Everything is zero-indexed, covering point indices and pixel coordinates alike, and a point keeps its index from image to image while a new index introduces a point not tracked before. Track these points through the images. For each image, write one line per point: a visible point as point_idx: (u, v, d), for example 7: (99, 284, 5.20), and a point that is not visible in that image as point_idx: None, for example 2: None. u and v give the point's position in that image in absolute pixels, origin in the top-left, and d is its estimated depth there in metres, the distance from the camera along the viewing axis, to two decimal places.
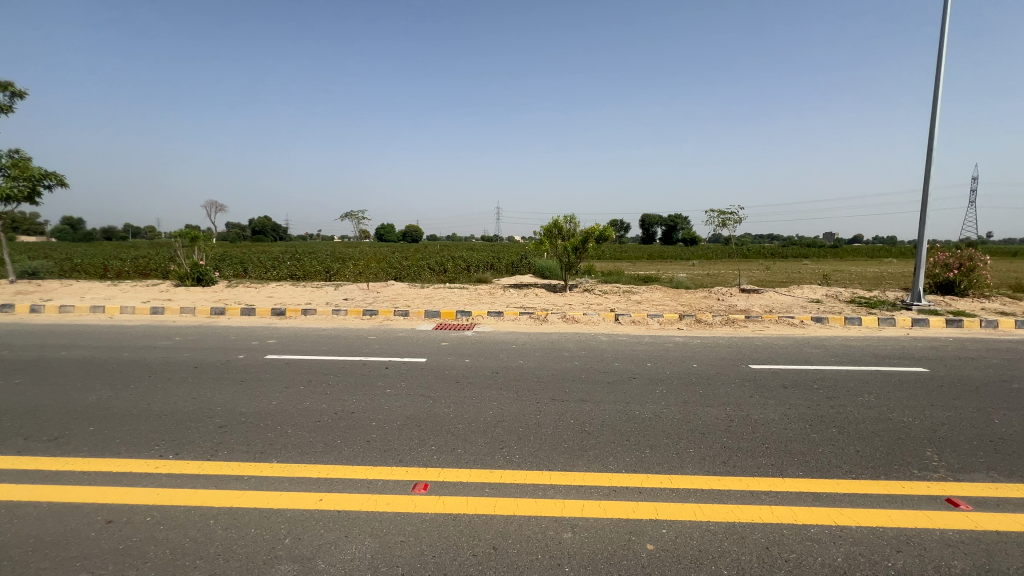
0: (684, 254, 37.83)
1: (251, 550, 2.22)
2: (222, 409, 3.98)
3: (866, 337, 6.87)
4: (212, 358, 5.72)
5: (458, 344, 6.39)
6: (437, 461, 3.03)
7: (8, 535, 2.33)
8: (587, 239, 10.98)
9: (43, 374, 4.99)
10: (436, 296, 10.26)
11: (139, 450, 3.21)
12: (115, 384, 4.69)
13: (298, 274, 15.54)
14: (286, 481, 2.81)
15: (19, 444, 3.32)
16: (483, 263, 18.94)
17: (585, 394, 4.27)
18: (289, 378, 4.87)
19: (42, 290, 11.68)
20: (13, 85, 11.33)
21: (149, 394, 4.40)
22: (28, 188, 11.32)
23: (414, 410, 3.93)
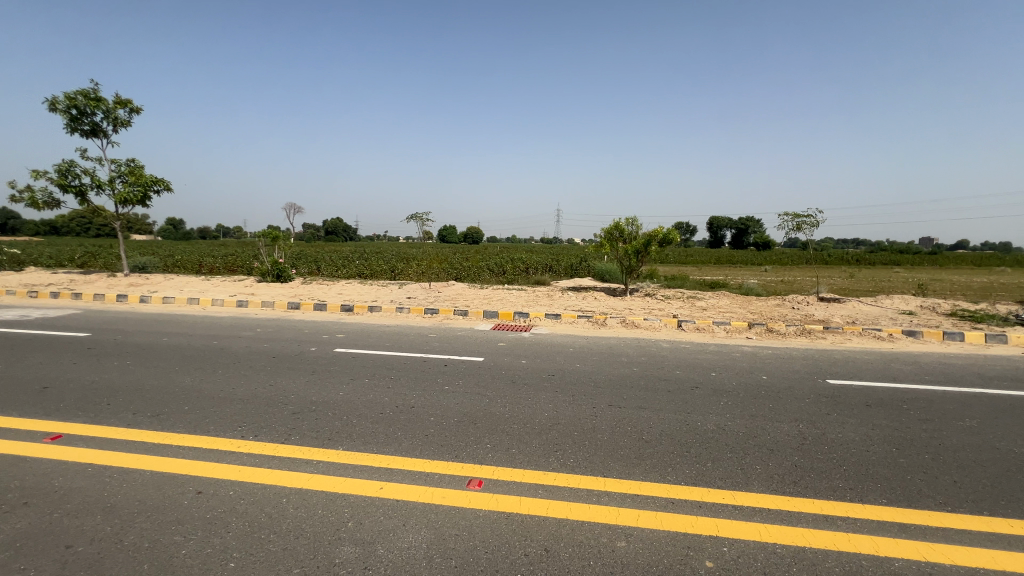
0: (756, 259, 35.62)
1: (318, 530, 2.37)
2: (296, 397, 4.29)
3: (969, 355, 6.13)
4: (288, 350, 6.18)
5: (515, 345, 6.46)
6: (492, 459, 3.08)
7: (119, 497, 2.65)
8: (649, 242, 10.68)
9: (149, 357, 5.63)
10: (494, 297, 10.42)
11: (225, 430, 3.54)
12: (207, 369, 5.19)
13: (366, 273, 16.37)
14: (351, 468, 2.98)
15: (129, 417, 3.78)
16: (542, 265, 18.97)
17: (643, 401, 4.15)
18: (355, 371, 5.15)
19: (150, 283, 13.17)
20: (131, 102, 12.89)
21: (233, 379, 4.83)
22: (141, 193, 12.80)
23: (471, 408, 4.02)
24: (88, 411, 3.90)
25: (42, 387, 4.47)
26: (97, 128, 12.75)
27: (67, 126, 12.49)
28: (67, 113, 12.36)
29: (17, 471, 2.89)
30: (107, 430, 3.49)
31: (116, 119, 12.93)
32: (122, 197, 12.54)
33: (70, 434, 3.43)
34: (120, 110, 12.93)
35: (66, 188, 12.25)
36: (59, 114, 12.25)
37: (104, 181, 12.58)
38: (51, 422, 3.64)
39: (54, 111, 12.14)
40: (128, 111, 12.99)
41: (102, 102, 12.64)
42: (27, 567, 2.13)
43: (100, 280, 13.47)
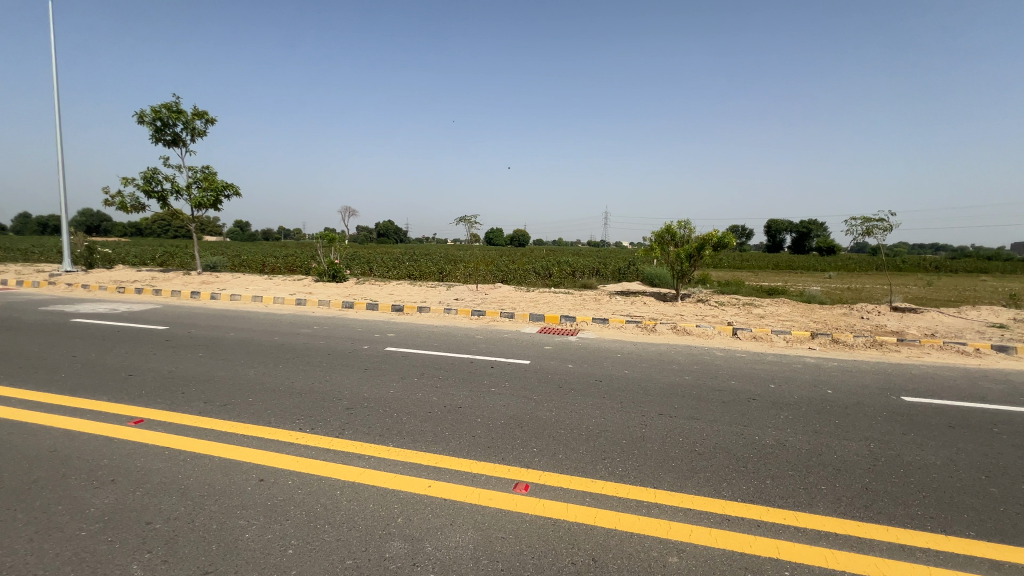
0: (819, 264, 33.51)
1: (370, 524, 2.44)
2: (350, 393, 4.46)
3: None
4: (342, 347, 6.45)
5: (561, 349, 6.41)
6: (539, 464, 3.06)
7: (191, 480, 2.85)
8: (702, 246, 10.30)
9: (218, 351, 6.04)
10: (541, 300, 10.39)
11: (285, 422, 3.73)
12: (269, 363, 5.50)
13: (415, 274, 16.81)
14: (401, 465, 3.05)
15: (201, 405, 4.07)
16: (589, 269, 18.74)
17: (695, 411, 4.00)
18: (405, 369, 5.28)
19: (220, 281, 14.14)
20: (207, 113, 13.93)
21: (292, 373, 5.09)
22: (213, 197, 13.78)
23: (517, 411, 4.02)
24: (166, 398, 4.24)
25: (127, 375, 4.89)
26: (177, 138, 13.88)
27: (152, 137, 13.68)
28: (152, 125, 13.54)
29: (106, 451, 3.18)
30: (182, 417, 3.78)
31: (194, 129, 14.02)
32: (197, 201, 13.61)
33: (150, 418, 3.73)
34: (197, 121, 14.01)
35: (150, 193, 13.42)
36: (146, 125, 13.44)
37: (182, 186, 13.66)
38: (135, 407, 3.98)
39: (141, 123, 13.34)
40: (204, 121, 14.04)
41: (182, 114, 13.75)
42: (113, 539, 2.32)
43: (178, 277, 14.64)
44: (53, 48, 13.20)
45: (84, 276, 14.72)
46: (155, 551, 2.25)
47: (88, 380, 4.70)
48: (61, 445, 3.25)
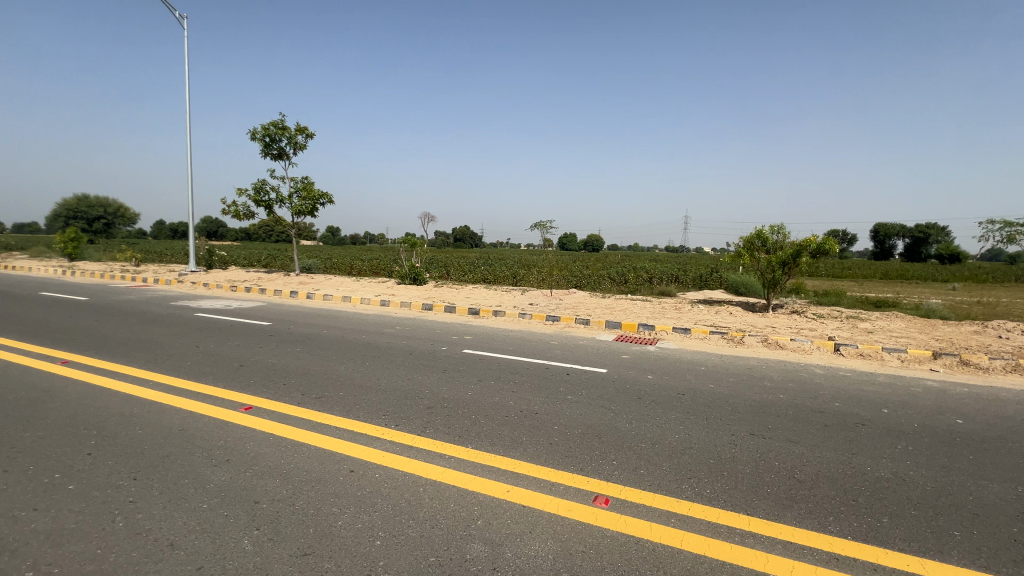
0: (939, 274, 29.44)
1: (451, 524, 2.50)
2: (431, 392, 4.62)
3: None
4: (423, 347, 6.72)
5: (639, 358, 6.20)
6: (619, 478, 2.96)
7: (291, 466, 3.10)
8: (798, 252, 9.47)
9: (314, 347, 6.56)
10: (617, 307, 10.13)
11: (372, 417, 3.94)
12: (357, 360, 5.87)
13: (490, 278, 17.14)
14: (479, 467, 3.10)
15: (299, 396, 4.43)
16: (668, 275, 17.98)
17: (793, 434, 3.66)
18: (481, 372, 5.38)
19: (315, 282, 15.39)
20: (306, 128, 15.29)
21: (378, 371, 5.38)
22: (311, 206, 15.07)
23: (595, 421, 3.92)
24: (270, 388, 4.66)
25: (238, 365, 5.46)
26: (282, 152, 15.35)
27: (261, 151, 15.25)
28: (262, 141, 15.10)
29: (222, 433, 3.55)
30: (284, 406, 4.14)
31: (296, 143, 15.43)
32: (297, 210, 14.91)
33: (257, 406, 4.12)
34: (299, 136, 15.41)
35: (259, 202, 14.95)
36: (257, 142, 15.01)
37: (285, 196, 15.07)
38: (245, 395, 4.42)
39: (253, 140, 14.93)
40: (304, 136, 15.41)
41: (287, 130, 15.19)
42: (227, 514, 2.58)
43: (279, 278, 16.15)
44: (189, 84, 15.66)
45: (205, 276, 16.73)
46: (262, 529, 2.46)
47: (208, 368, 5.30)
48: (187, 425, 3.69)
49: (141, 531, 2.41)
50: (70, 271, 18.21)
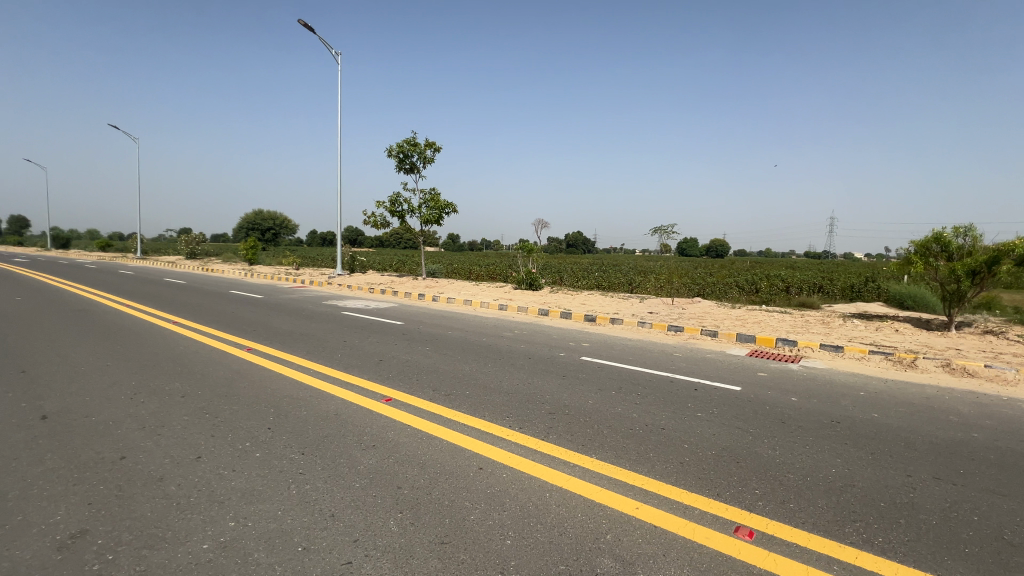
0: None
1: (580, 534, 2.47)
2: (552, 398, 4.65)
3: None
4: (541, 353, 6.81)
5: (779, 376, 5.57)
6: (763, 509, 2.67)
7: (427, 457, 3.34)
8: (996, 260, 7.72)
9: (441, 347, 7.04)
10: (749, 319, 9.23)
11: (497, 417, 4.09)
12: (480, 362, 6.15)
13: (605, 285, 16.81)
14: (605, 479, 3.03)
15: (431, 392, 4.77)
16: (811, 285, 15.93)
17: (997, 484, 2.96)
18: (601, 381, 5.28)
19: (439, 285, 16.54)
20: (434, 143, 16.58)
21: (500, 373, 5.57)
22: (437, 215, 16.25)
23: (730, 443, 3.60)
24: (406, 382, 5.10)
25: (378, 360, 6.07)
26: (414, 166, 16.81)
27: (396, 167, 16.87)
28: (397, 157, 16.71)
29: (369, 421, 3.97)
30: (418, 400, 4.50)
31: (425, 158, 16.78)
32: (425, 219, 16.26)
33: (396, 398, 4.53)
34: (428, 151, 16.74)
35: (393, 213, 16.56)
36: (393, 158, 16.66)
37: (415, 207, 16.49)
38: (386, 387, 4.90)
39: (390, 157, 16.59)
40: (432, 150, 16.69)
41: (418, 146, 16.61)
42: (376, 494, 2.85)
43: (408, 282, 17.68)
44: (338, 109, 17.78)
45: (348, 279, 18.98)
46: (405, 512, 2.67)
47: (354, 361, 5.98)
48: (341, 411, 4.19)
49: (309, 500, 2.77)
50: (249, 273, 21.96)
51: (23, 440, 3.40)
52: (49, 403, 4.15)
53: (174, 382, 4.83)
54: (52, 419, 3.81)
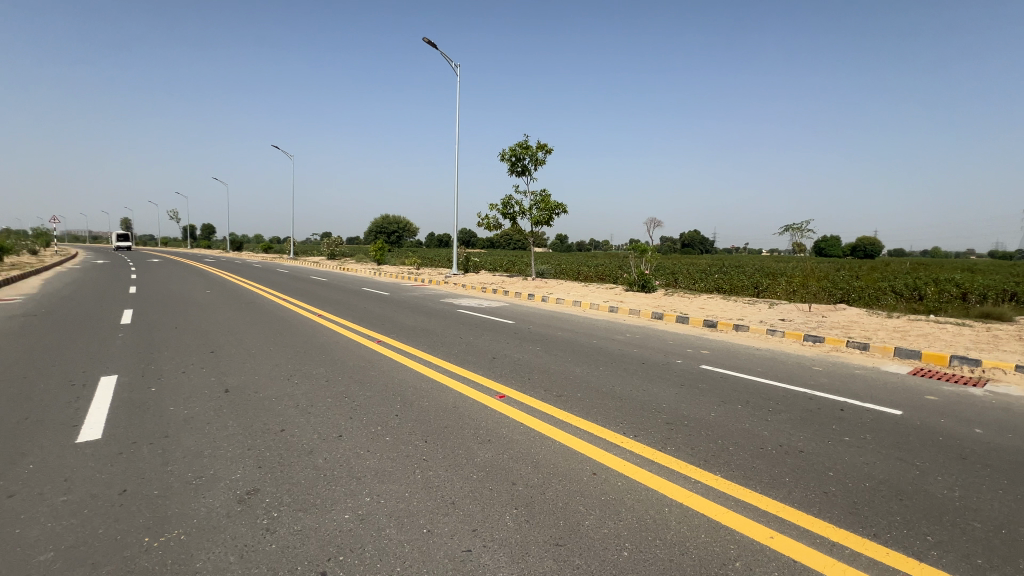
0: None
1: (704, 556, 2.30)
2: (669, 407, 4.40)
3: None
4: (656, 358, 6.50)
5: (955, 401, 4.63)
6: (939, 560, 2.23)
7: (540, 456, 3.37)
8: None
9: (551, 347, 7.07)
10: (912, 331, 7.82)
11: (610, 423, 3.98)
12: (591, 364, 6.05)
13: (727, 288, 15.52)
14: (732, 501, 2.78)
15: (543, 392, 4.82)
16: (998, 291, 13.05)
17: None
18: (725, 393, 4.86)
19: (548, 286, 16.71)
20: (545, 145, 16.85)
21: (612, 378, 5.42)
22: (547, 216, 16.42)
23: (890, 476, 3.07)
24: (518, 380, 5.22)
25: (492, 357, 6.30)
26: (525, 169, 17.20)
27: (509, 170, 17.41)
28: (510, 160, 17.23)
29: (485, 416, 4.13)
30: (530, 399, 4.57)
31: (537, 159, 17.08)
32: (536, 219, 16.53)
33: (509, 396, 4.67)
34: (539, 153, 17.01)
35: (506, 215, 17.12)
36: (506, 162, 17.23)
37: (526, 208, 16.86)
38: (499, 384, 5.07)
39: (503, 160, 17.18)
40: (544, 152, 16.91)
41: (530, 149, 16.96)
42: (493, 488, 2.95)
43: (519, 282, 18.14)
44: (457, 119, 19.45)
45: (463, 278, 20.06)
46: (520, 509, 2.73)
47: (470, 357, 6.28)
48: (459, 404, 4.42)
49: (432, 486, 2.96)
50: (379, 272, 24.33)
51: (213, 408, 4.14)
52: (230, 379, 5.00)
53: (320, 368, 5.52)
54: (232, 393, 4.59)
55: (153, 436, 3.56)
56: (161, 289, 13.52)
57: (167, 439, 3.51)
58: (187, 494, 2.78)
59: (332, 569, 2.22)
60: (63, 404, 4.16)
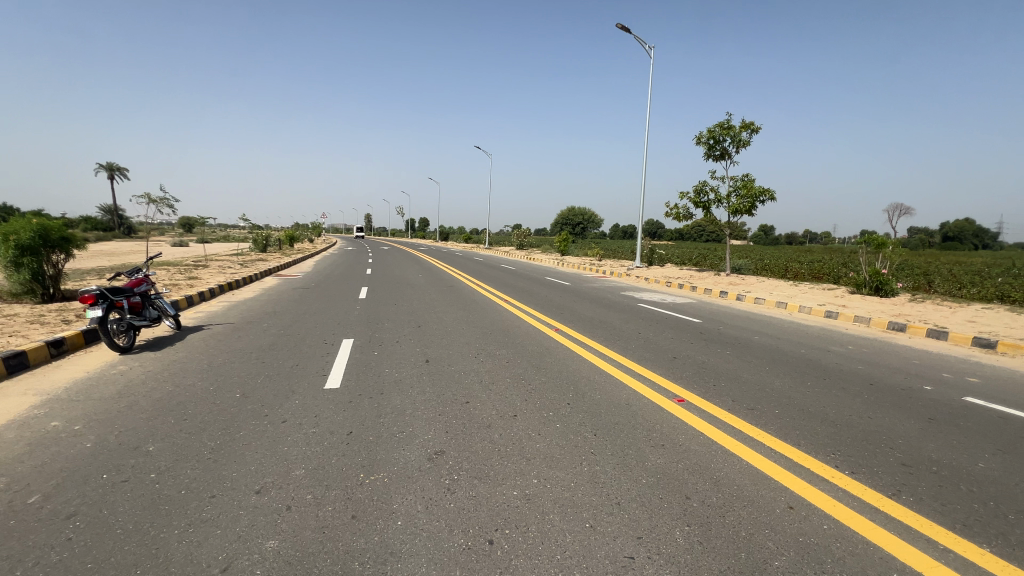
0: None
1: None
2: (907, 445, 3.43)
3: None
4: (890, 380, 5.15)
5: None
6: None
7: (722, 474, 2.99)
8: None
9: (744, 352, 6.23)
10: None
11: (817, 451, 3.30)
12: (796, 377, 5.13)
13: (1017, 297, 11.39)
14: None
15: (730, 402, 4.28)
16: None
17: None
18: (1005, 439, 3.56)
19: (745, 283, 14.81)
20: (751, 123, 14.90)
21: (823, 397, 4.50)
22: (749, 204, 14.50)
23: None
24: (701, 386, 4.74)
25: (672, 357, 5.87)
26: (725, 152, 15.47)
27: (705, 154, 15.90)
28: (706, 143, 15.70)
29: (659, 418, 3.87)
30: (714, 408, 4.10)
31: (740, 140, 15.19)
32: (735, 208, 14.76)
33: (689, 401, 4.27)
34: (743, 133, 15.07)
35: (698, 204, 15.73)
36: (701, 145, 15.77)
37: (723, 195, 15.19)
38: (679, 386, 4.70)
39: (698, 144, 15.76)
40: (749, 131, 14.92)
41: (732, 129, 15.17)
42: (663, 497, 2.73)
43: (709, 277, 16.54)
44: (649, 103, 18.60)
45: (646, 271, 19.30)
46: (693, 527, 2.46)
47: (648, 354, 5.97)
48: (632, 402, 4.24)
49: (598, 481, 2.89)
50: (562, 263, 25.10)
51: (417, 375, 4.83)
52: (431, 352, 5.77)
53: (502, 350, 5.96)
54: (431, 363, 5.28)
55: (373, 392, 4.33)
56: (389, 272, 16.41)
57: (382, 396, 4.22)
58: (391, 445, 3.29)
59: (498, 540, 2.35)
60: (318, 358, 5.37)
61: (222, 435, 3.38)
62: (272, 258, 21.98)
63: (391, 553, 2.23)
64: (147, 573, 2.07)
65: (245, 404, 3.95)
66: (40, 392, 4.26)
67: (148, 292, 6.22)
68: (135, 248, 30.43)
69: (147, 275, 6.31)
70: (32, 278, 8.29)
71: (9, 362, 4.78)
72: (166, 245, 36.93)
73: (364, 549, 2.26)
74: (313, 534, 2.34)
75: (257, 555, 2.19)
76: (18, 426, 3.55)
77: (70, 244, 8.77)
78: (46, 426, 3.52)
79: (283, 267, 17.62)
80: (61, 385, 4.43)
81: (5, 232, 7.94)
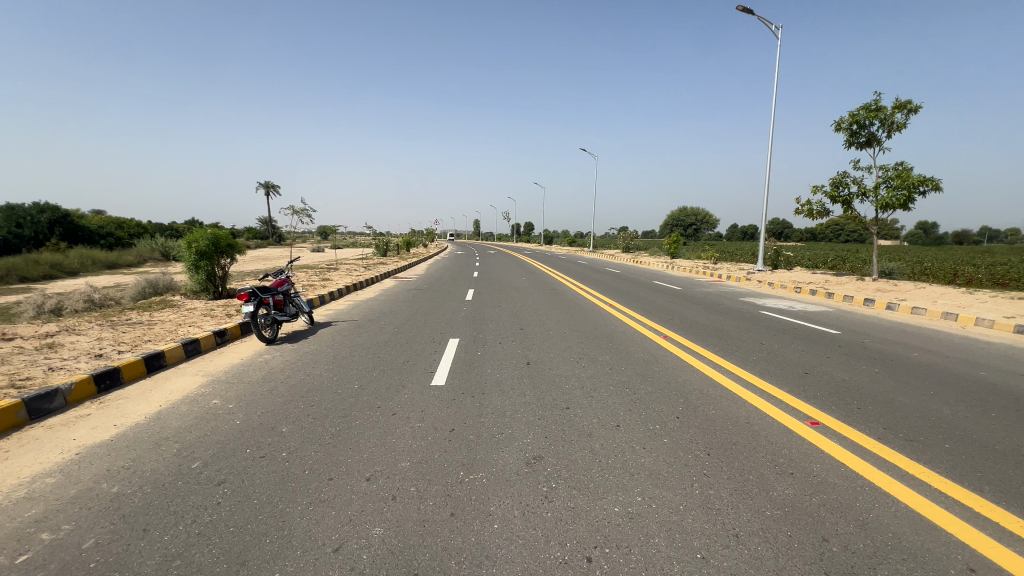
0: None
1: None
2: None
3: None
4: None
5: None
6: None
7: (871, 516, 2.50)
8: None
9: (899, 372, 5.24)
10: None
11: (1008, 501, 2.62)
12: (976, 407, 4.15)
13: None
14: None
15: (879, 430, 3.60)
16: None
17: None
18: None
19: (898, 290, 12.60)
20: (909, 103, 12.73)
21: (1016, 434, 3.57)
22: (905, 196, 12.30)
23: None
24: (841, 408, 4.07)
25: (803, 372, 5.16)
26: (872, 138, 13.38)
27: (846, 142, 13.91)
28: (848, 129, 13.71)
29: (788, 442, 3.38)
30: (859, 435, 3.49)
31: (892, 123, 13.02)
32: (885, 201, 12.68)
33: (825, 425, 3.69)
34: (897, 114, 12.88)
35: (835, 198, 13.82)
36: (842, 132, 13.81)
37: (870, 188, 13.14)
38: (812, 407, 4.08)
39: (838, 131, 13.85)
40: (906, 112, 12.71)
41: (881, 111, 13.06)
42: (793, 536, 2.34)
43: (851, 283, 14.35)
44: (777, 88, 16.81)
45: (771, 275, 17.38)
46: None
47: (773, 368, 5.32)
48: (754, 420, 3.79)
49: (712, 507, 2.59)
50: (672, 266, 23.69)
51: (518, 377, 4.84)
52: (532, 354, 5.76)
53: (606, 356, 5.73)
54: (532, 366, 5.25)
55: (475, 391, 4.43)
56: (494, 275, 16.87)
57: (484, 396, 4.29)
58: (491, 445, 3.31)
59: (597, 558, 2.21)
60: (426, 356, 5.65)
61: (341, 422, 3.69)
62: (392, 262, 23.95)
63: (487, 557, 2.20)
64: (274, 544, 2.29)
65: (363, 396, 4.29)
66: (206, 373, 5.08)
67: (290, 291, 7.10)
68: (284, 254, 35.24)
69: (290, 276, 7.21)
70: (207, 278, 10.04)
71: (187, 347, 5.76)
72: (306, 252, 42.52)
73: (461, 548, 2.26)
74: (415, 526, 2.41)
75: (365, 540, 2.31)
76: (189, 401, 4.24)
77: (234, 250, 10.28)
78: (209, 403, 4.16)
79: (400, 270, 19.15)
80: (221, 369, 5.23)
81: (189, 240, 9.58)
